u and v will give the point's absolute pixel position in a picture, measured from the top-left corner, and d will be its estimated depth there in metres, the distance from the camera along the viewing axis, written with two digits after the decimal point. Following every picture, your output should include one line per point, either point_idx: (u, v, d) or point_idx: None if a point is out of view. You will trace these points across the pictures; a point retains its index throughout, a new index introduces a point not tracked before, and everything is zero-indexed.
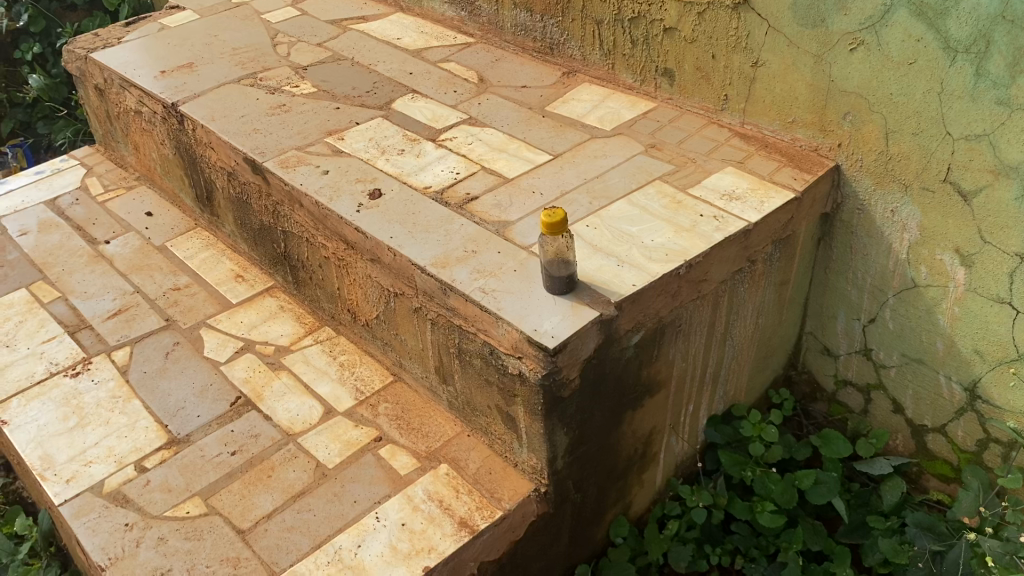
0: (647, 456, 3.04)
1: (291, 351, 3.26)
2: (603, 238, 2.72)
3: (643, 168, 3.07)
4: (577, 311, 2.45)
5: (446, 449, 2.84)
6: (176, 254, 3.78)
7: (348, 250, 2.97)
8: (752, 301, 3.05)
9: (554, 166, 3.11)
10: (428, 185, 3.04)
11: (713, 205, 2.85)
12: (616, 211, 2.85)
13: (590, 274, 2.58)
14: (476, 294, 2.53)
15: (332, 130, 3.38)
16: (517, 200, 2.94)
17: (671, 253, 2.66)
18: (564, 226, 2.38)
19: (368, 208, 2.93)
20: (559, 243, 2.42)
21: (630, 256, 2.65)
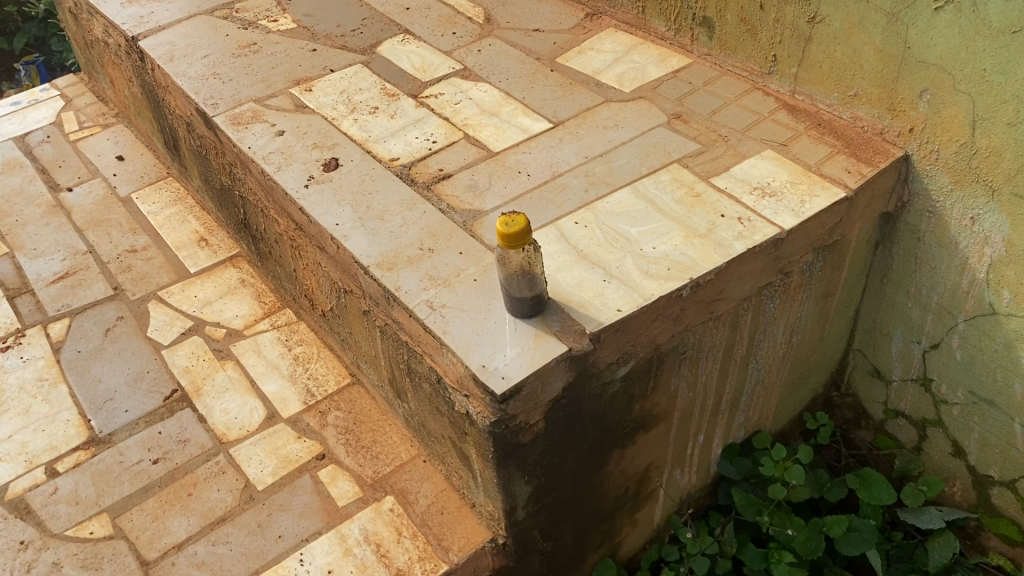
0: (642, 494, 2.54)
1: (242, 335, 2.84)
2: (593, 242, 2.18)
3: (659, 146, 2.48)
4: (539, 344, 1.93)
5: (396, 477, 2.40)
6: (141, 208, 3.37)
7: (296, 233, 2.50)
8: (784, 317, 2.48)
9: (550, 137, 2.56)
10: (396, 157, 2.52)
11: (739, 203, 2.27)
12: (615, 204, 2.29)
13: (567, 292, 2.05)
14: (422, 309, 2.04)
15: (301, 79, 2.89)
16: (497, 181, 2.41)
17: (675, 267, 2.10)
18: (525, 238, 1.84)
19: (319, 184, 2.44)
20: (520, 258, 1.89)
21: (622, 269, 2.11)
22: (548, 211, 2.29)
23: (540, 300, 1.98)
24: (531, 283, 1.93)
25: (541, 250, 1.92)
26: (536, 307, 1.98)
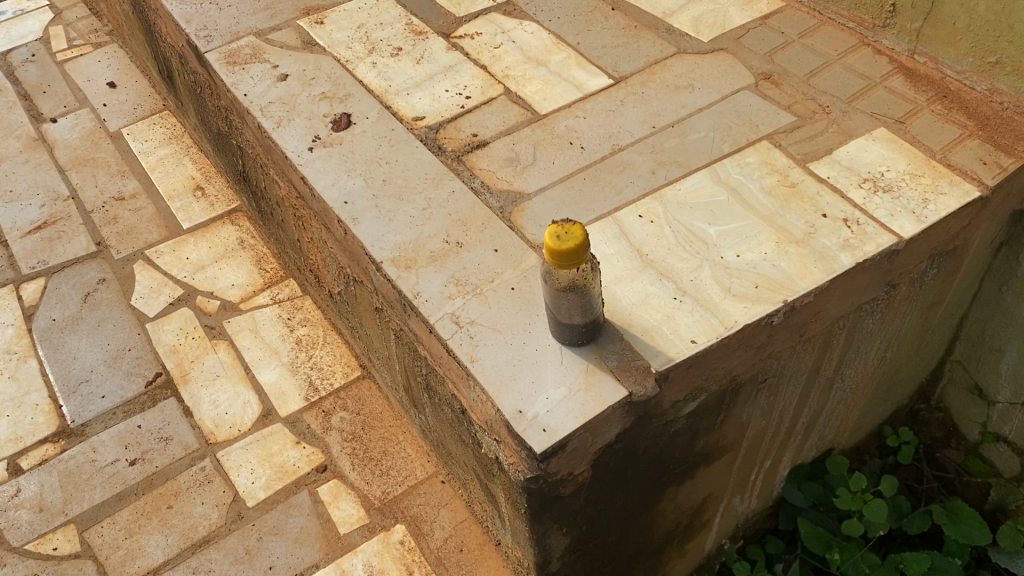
0: (694, 526, 2.17)
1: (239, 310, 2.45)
2: (661, 245, 1.75)
3: (744, 115, 2.01)
4: (590, 385, 1.53)
5: (408, 500, 2.05)
6: (132, 147, 2.96)
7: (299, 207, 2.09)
8: (882, 332, 2.04)
9: (610, 98, 2.10)
10: (420, 115, 2.08)
11: (845, 199, 1.82)
12: (690, 192, 1.85)
13: (628, 312, 1.64)
14: (445, 327, 1.64)
15: (312, 8, 2.43)
16: (543, 154, 1.97)
17: (764, 285, 1.67)
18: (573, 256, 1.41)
19: (327, 146, 2.01)
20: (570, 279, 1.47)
21: (697, 284, 1.68)
22: (606, 198, 1.85)
23: (596, 325, 1.57)
24: (586, 308, 1.51)
25: (599, 267, 1.49)
26: (591, 333, 1.57)
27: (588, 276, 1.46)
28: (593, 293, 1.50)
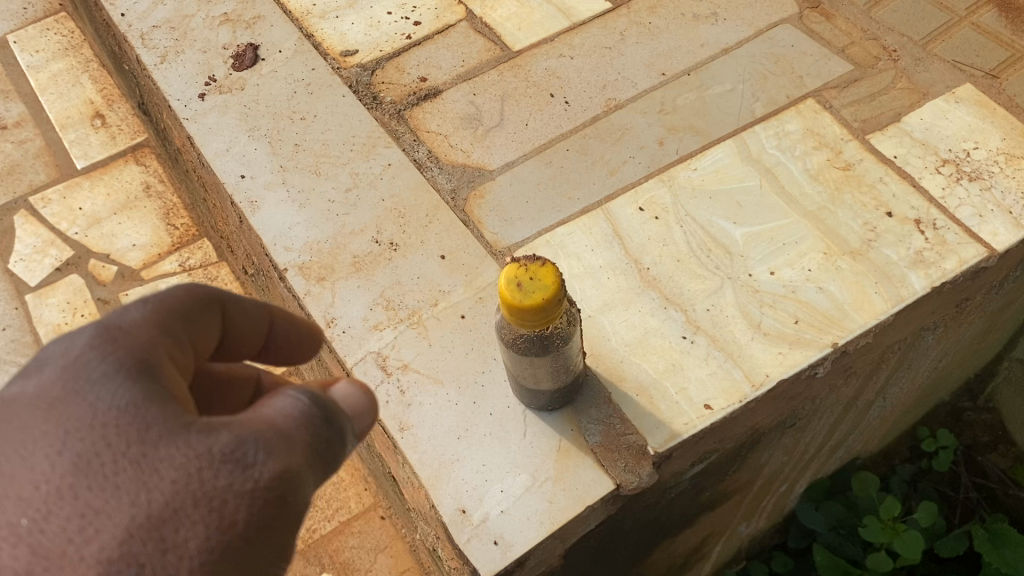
0: (690, 562, 1.79)
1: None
2: (668, 254, 1.29)
3: (784, 60, 1.51)
4: (562, 473, 1.11)
5: (338, 542, 1.65)
6: (19, 59, 2.41)
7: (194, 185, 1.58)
8: (941, 345, 1.60)
9: (607, 28, 1.57)
10: (352, 48, 1.55)
11: (917, 189, 1.34)
12: (708, 173, 1.37)
13: (618, 358, 1.20)
14: (368, 375, 1.20)
15: None
16: (513, 111, 1.47)
17: (806, 319, 1.22)
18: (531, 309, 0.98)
19: (224, 92, 1.50)
20: (535, 338, 1.02)
21: (715, 315, 1.23)
22: (595, 182, 1.38)
23: (574, 387, 1.14)
24: (559, 370, 1.08)
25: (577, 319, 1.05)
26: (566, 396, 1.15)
27: (563, 332, 1.02)
28: (570, 350, 1.07)
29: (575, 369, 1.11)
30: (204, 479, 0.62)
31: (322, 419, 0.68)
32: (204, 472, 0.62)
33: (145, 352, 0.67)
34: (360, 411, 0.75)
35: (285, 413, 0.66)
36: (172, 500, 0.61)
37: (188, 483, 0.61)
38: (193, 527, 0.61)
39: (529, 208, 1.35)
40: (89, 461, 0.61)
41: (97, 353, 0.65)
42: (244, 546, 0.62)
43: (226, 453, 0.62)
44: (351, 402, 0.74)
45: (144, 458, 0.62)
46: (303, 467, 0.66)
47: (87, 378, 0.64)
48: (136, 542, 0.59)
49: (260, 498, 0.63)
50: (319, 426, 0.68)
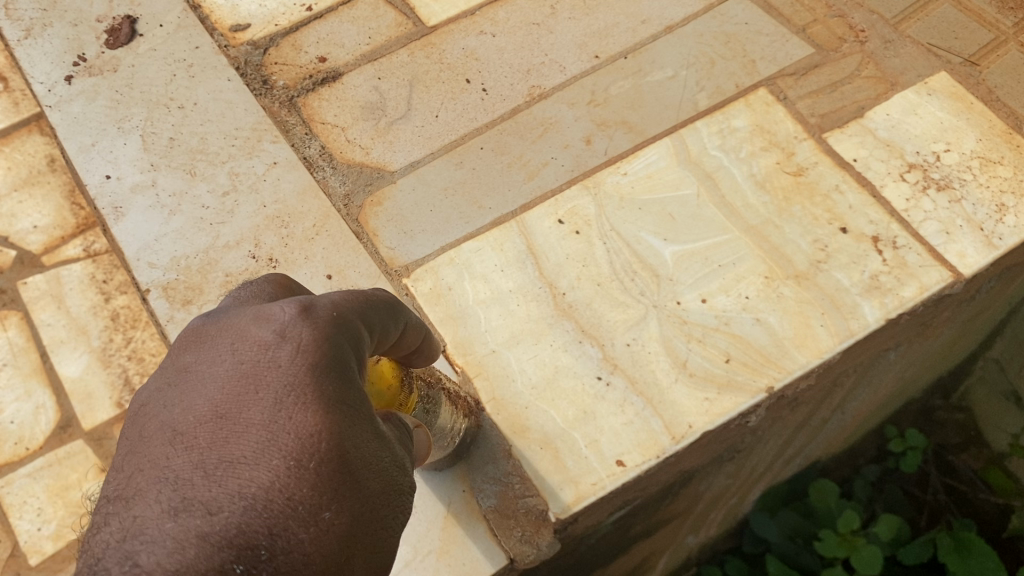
0: None
1: (31, 225, 1.31)
2: (587, 277, 1.12)
3: (734, 42, 1.31)
4: (448, 545, 0.97)
5: None
6: None
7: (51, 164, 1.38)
8: (905, 359, 1.44)
9: (536, 1, 1.38)
10: (242, 22, 1.36)
11: (877, 200, 1.17)
12: (639, 178, 1.20)
13: (522, 403, 1.04)
14: None
15: None
16: (422, 100, 1.28)
17: (739, 358, 1.06)
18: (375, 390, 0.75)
19: (94, 74, 1.32)
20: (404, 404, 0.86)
21: (635, 351, 1.07)
22: (511, 188, 1.20)
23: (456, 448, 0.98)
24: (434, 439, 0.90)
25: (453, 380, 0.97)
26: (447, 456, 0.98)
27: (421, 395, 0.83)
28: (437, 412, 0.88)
29: (453, 428, 0.94)
30: (407, 486, 0.56)
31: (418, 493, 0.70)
32: (411, 484, 0.57)
33: (354, 331, 0.59)
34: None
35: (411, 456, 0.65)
36: (393, 493, 0.54)
37: (400, 484, 0.55)
38: (399, 533, 0.54)
39: (435, 219, 1.18)
40: (345, 436, 0.51)
41: (329, 320, 0.56)
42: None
43: (409, 470, 0.58)
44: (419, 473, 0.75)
45: (381, 443, 0.54)
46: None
47: (342, 349, 0.55)
48: (371, 528, 0.51)
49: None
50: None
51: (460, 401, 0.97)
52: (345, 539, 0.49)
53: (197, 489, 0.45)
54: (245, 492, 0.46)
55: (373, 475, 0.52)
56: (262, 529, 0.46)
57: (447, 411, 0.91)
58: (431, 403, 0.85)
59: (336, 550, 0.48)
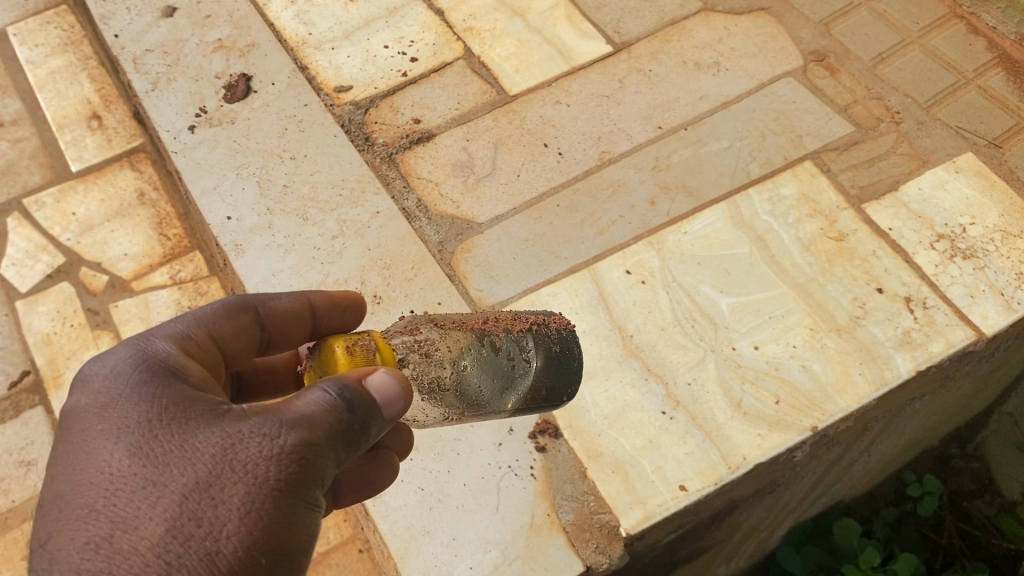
0: None
1: None
2: (653, 322, 1.27)
3: (783, 118, 1.48)
4: (532, 552, 1.11)
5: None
6: None
7: (139, 196, 1.80)
8: (929, 408, 1.58)
9: (606, 75, 1.55)
10: (346, 83, 1.53)
11: (910, 265, 1.32)
12: (698, 237, 1.35)
13: (596, 431, 1.19)
14: None
15: None
16: (505, 160, 1.45)
17: (787, 400, 1.20)
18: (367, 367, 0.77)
19: (214, 125, 1.48)
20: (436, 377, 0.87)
21: (695, 390, 1.22)
22: (584, 241, 1.36)
23: (537, 357, 0.92)
24: (477, 365, 0.87)
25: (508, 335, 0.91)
26: (540, 371, 0.92)
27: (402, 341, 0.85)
28: (449, 335, 0.88)
29: (495, 338, 0.90)
30: (244, 456, 0.67)
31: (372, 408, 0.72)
32: (252, 443, 0.68)
33: (169, 361, 0.74)
34: (389, 416, 0.74)
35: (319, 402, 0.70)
36: (221, 464, 0.67)
37: (230, 457, 0.67)
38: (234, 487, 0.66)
39: (518, 266, 1.34)
40: (144, 457, 0.67)
41: (136, 363, 0.73)
42: (301, 506, 0.70)
43: (255, 435, 0.68)
44: (389, 389, 0.73)
45: (198, 433, 0.69)
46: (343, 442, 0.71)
47: (157, 377, 0.72)
48: (188, 510, 0.65)
49: (297, 461, 0.68)
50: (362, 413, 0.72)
51: (495, 318, 0.94)
52: (156, 539, 0.64)
53: (36, 552, 0.66)
54: (63, 540, 0.65)
55: (185, 463, 0.67)
56: (82, 556, 0.63)
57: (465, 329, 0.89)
58: (421, 338, 0.86)
59: (147, 550, 0.63)
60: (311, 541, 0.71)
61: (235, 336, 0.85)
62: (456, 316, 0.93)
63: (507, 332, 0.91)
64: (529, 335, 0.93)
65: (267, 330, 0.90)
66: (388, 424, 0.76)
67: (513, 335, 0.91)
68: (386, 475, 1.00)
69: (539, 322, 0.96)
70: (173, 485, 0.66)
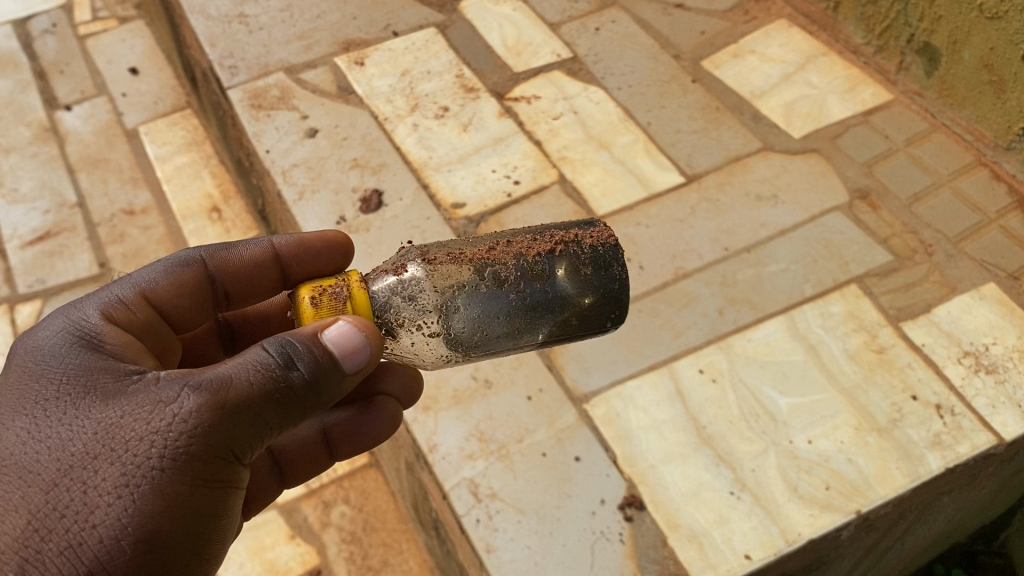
0: None
1: None
2: (723, 414, 1.51)
3: (832, 247, 1.74)
4: None
5: None
6: (148, 149, 2.72)
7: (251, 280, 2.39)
8: (956, 504, 1.79)
9: (680, 202, 1.83)
10: (460, 201, 1.82)
11: (940, 376, 1.56)
12: (761, 344, 1.60)
13: (675, 506, 1.42)
14: (462, 499, 1.44)
15: (353, 42, 2.14)
16: None
17: (836, 487, 1.43)
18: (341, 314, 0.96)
19: (352, 231, 1.77)
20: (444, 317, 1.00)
21: (758, 475, 1.45)
22: (664, 343, 1.61)
23: (549, 278, 0.98)
24: (476, 294, 0.97)
25: (513, 256, 0.99)
26: (562, 283, 0.98)
27: (389, 286, 0.99)
28: (439, 271, 0.98)
29: (498, 268, 0.98)
30: (139, 428, 0.84)
31: (314, 362, 0.88)
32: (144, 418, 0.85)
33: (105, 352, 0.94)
34: (358, 362, 0.91)
35: (241, 372, 0.86)
36: (111, 438, 0.84)
37: (126, 427, 0.84)
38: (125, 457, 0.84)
39: (608, 362, 1.59)
40: (56, 428, 0.86)
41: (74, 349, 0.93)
42: (209, 464, 0.86)
43: (158, 408, 0.85)
44: (342, 338, 0.90)
45: (96, 411, 0.86)
46: (274, 402, 0.87)
47: (84, 356, 0.92)
48: (82, 472, 0.83)
49: (195, 432, 0.84)
50: (298, 367, 0.88)
51: (510, 243, 1.01)
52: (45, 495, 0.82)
53: None
54: None
55: (79, 440, 0.85)
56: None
57: (463, 263, 0.99)
58: (409, 280, 0.98)
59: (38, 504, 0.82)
60: (210, 498, 0.88)
61: (189, 286, 1.13)
62: (469, 246, 1.02)
63: (514, 259, 0.99)
64: (543, 257, 0.99)
65: (225, 278, 1.19)
66: (356, 367, 0.91)
67: (519, 262, 0.98)
68: (385, 417, 1.34)
69: (567, 239, 1.01)
70: (64, 461, 0.84)
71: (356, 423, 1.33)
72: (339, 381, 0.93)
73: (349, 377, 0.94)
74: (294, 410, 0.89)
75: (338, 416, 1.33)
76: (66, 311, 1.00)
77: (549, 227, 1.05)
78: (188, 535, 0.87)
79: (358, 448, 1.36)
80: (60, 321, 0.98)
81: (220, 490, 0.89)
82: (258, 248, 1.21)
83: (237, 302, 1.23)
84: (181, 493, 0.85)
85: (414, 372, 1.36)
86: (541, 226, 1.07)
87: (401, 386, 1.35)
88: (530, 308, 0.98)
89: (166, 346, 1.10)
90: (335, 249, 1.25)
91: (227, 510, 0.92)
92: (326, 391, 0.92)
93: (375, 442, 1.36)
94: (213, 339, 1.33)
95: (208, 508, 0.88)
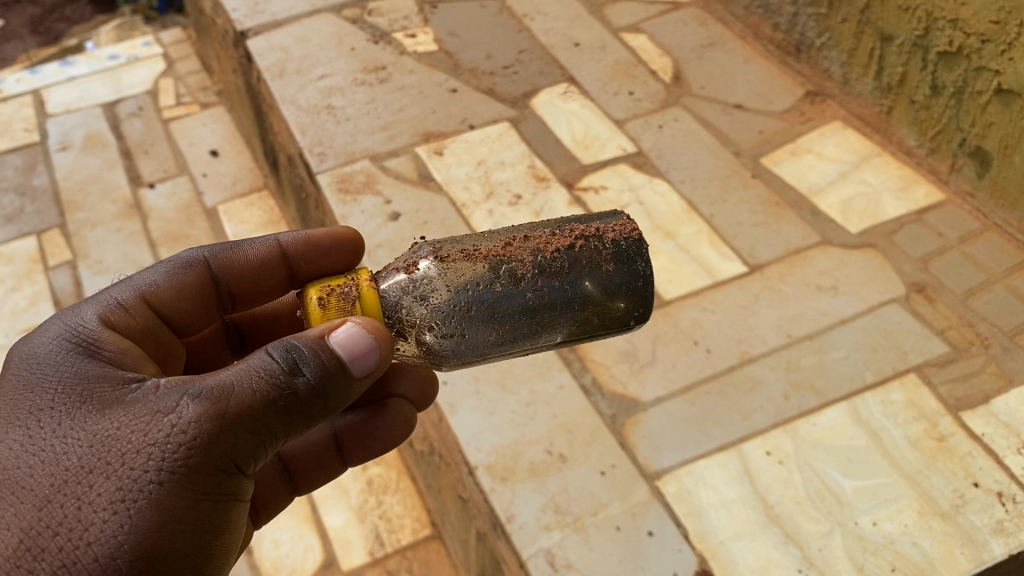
0: None
1: None
2: (789, 495, 1.58)
3: (891, 337, 1.82)
4: None
5: None
6: (226, 226, 2.86)
7: None
8: None
9: (744, 290, 1.92)
10: None
11: (1001, 465, 1.61)
12: (825, 428, 1.67)
13: None
14: (539, 566, 1.47)
15: (433, 134, 2.30)
16: (664, 353, 1.81)
17: (902, 568, 1.47)
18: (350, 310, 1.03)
19: None
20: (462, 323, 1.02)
21: (825, 554, 1.50)
22: (731, 424, 1.69)
23: (568, 275, 1.03)
24: (490, 294, 1.02)
25: (531, 254, 1.04)
26: (580, 285, 1.03)
27: (403, 285, 1.05)
28: (454, 269, 1.03)
29: (514, 265, 1.03)
30: (136, 440, 0.89)
31: (320, 366, 0.94)
32: (138, 431, 0.90)
33: (106, 362, 1.00)
34: (368, 365, 0.96)
35: (242, 381, 0.92)
36: (106, 452, 0.89)
37: (123, 440, 0.90)
38: (121, 467, 0.89)
39: (678, 440, 1.66)
40: (52, 441, 0.91)
41: (72, 360, 0.99)
42: (208, 475, 0.92)
43: (154, 420, 0.90)
44: (351, 336, 0.95)
45: (92, 425, 0.91)
46: (278, 408, 0.93)
47: (83, 368, 0.98)
48: (77, 484, 0.88)
49: (190, 443, 0.89)
50: (303, 372, 0.94)
51: (528, 239, 1.06)
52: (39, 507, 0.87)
53: None
54: None
55: (74, 454, 0.90)
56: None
57: (478, 260, 1.04)
58: (423, 278, 1.04)
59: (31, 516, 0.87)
60: (207, 507, 0.93)
61: (191, 288, 1.22)
62: (486, 242, 1.07)
63: (531, 257, 1.04)
64: (561, 254, 1.04)
65: (229, 278, 1.27)
66: (365, 369, 0.97)
67: (536, 260, 1.03)
68: (395, 419, 1.40)
69: (586, 235, 1.06)
70: (58, 476, 0.89)
71: (367, 425, 1.40)
72: (349, 384, 0.98)
73: (359, 381, 1.00)
74: (297, 417, 0.95)
75: (349, 420, 1.40)
76: (66, 321, 1.06)
77: (569, 223, 1.10)
78: (189, 546, 0.92)
79: (370, 451, 1.42)
80: (60, 331, 1.03)
81: (222, 499, 0.94)
82: (263, 247, 1.28)
83: (245, 301, 1.32)
84: (179, 506, 0.90)
85: (426, 374, 1.44)
86: (559, 220, 1.13)
87: (414, 387, 1.42)
88: (549, 305, 1.03)
89: (167, 348, 1.19)
90: (343, 246, 1.31)
91: (229, 518, 0.97)
92: (334, 395, 0.97)
93: (388, 443, 1.43)
94: (220, 340, 1.45)
95: (207, 518, 0.93)
